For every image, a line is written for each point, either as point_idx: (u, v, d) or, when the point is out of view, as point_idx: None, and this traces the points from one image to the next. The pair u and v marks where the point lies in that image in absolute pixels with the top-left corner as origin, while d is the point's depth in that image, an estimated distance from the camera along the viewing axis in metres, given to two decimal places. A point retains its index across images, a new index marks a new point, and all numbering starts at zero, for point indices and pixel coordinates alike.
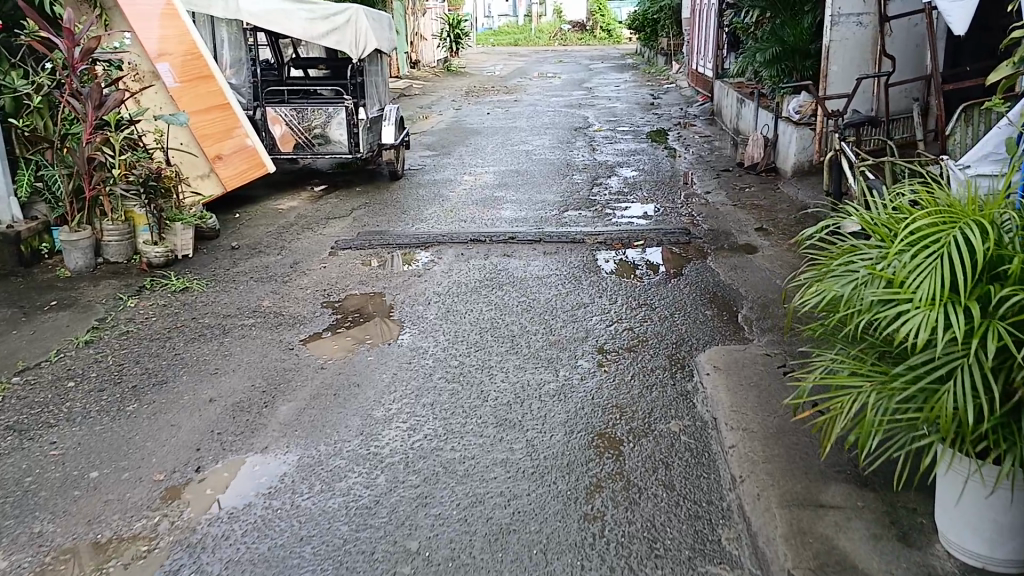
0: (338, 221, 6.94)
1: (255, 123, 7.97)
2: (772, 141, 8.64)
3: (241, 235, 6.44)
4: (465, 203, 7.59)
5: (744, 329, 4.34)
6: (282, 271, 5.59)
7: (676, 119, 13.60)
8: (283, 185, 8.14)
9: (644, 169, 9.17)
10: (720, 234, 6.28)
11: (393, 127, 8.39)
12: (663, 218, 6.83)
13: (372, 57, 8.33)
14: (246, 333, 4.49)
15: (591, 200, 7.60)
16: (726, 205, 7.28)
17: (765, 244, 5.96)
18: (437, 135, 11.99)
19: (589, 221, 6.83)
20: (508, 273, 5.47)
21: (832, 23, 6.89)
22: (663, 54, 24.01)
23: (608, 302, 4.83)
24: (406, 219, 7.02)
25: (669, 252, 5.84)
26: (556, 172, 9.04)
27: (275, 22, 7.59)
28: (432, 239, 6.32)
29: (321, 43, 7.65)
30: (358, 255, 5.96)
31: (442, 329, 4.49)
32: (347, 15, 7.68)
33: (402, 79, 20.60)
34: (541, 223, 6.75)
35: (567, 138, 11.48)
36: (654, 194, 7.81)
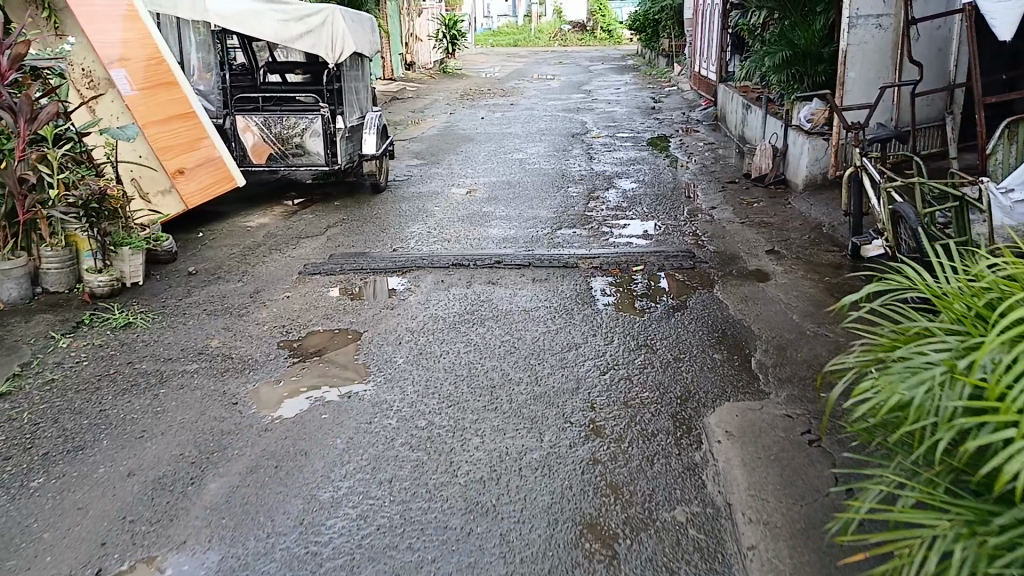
0: (310, 241, 6.37)
1: (225, 132, 7.39)
2: (781, 151, 8.06)
3: (202, 258, 5.87)
4: (450, 220, 7.01)
5: (759, 379, 3.76)
6: (241, 301, 5.02)
7: (677, 124, 13.00)
8: (256, 199, 7.57)
9: (644, 180, 8.59)
10: (727, 257, 5.71)
11: (375, 136, 7.80)
12: (665, 238, 6.25)
13: (351, 62, 7.76)
14: (188, 382, 3.92)
15: (586, 217, 7.02)
16: (733, 222, 6.69)
17: (778, 270, 5.39)
18: (428, 141, 11.41)
19: (584, 241, 6.25)
20: (492, 304, 4.90)
21: (850, 25, 6.30)
22: (664, 56, 23.41)
23: (602, 342, 4.25)
24: (385, 238, 6.45)
25: (671, 279, 5.27)
26: (550, 184, 8.46)
27: (246, 23, 6.95)
28: (411, 263, 5.74)
29: (296, 46, 7.07)
30: (328, 282, 5.39)
31: (411, 377, 3.91)
32: (324, 16, 7.13)
33: (396, 81, 20.02)
34: (532, 244, 6.18)
35: (563, 145, 10.91)
36: (654, 209, 7.24)
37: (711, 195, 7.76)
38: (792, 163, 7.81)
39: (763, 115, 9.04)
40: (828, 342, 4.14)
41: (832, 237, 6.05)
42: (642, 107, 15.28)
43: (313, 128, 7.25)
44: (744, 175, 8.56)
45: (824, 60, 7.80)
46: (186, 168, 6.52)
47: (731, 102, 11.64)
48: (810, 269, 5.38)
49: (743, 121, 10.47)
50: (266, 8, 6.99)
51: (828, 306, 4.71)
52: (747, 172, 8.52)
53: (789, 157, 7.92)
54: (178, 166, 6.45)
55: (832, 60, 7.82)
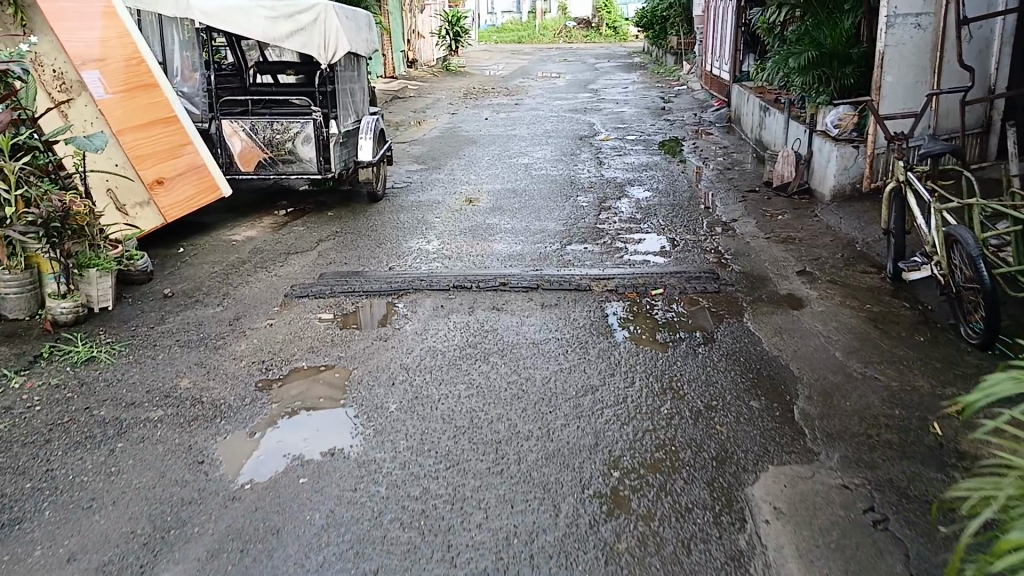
0: (300, 257, 5.89)
1: (210, 138, 6.89)
2: (805, 158, 7.55)
3: (181, 278, 5.39)
4: (452, 233, 6.53)
5: (804, 436, 3.28)
6: (220, 331, 4.54)
7: (689, 126, 12.48)
8: (244, 209, 7.08)
9: (658, 188, 8.09)
10: (755, 279, 5.21)
11: (371, 141, 7.31)
12: (685, 256, 5.76)
13: (346, 62, 7.27)
14: (150, 434, 3.43)
15: (598, 230, 6.52)
16: (757, 237, 6.19)
17: (812, 296, 4.89)
18: (429, 144, 10.91)
19: (597, 259, 5.75)
20: (497, 335, 4.41)
21: (887, 25, 5.78)
22: (672, 54, 22.88)
23: (622, 384, 3.76)
24: (382, 254, 5.97)
25: (695, 305, 4.77)
26: (558, 192, 7.97)
27: (232, 21, 6.42)
28: (409, 284, 5.25)
29: (286, 45, 6.55)
30: (316, 306, 4.90)
31: (405, 426, 3.41)
32: (315, 13, 6.61)
33: (398, 79, 19.49)
34: (540, 262, 5.69)
35: (571, 149, 10.40)
36: (671, 221, 6.73)
37: (731, 205, 7.25)
38: (818, 172, 7.31)
39: (784, 119, 8.54)
40: (878, 388, 3.66)
41: (867, 257, 5.55)
42: (652, 107, 14.76)
43: (304, 133, 6.75)
44: (764, 183, 8.05)
45: (853, 61, 7.30)
46: (166, 178, 6.05)
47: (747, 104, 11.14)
48: (847, 294, 4.89)
49: (761, 124, 9.99)
50: (253, 4, 6.47)
51: (872, 340, 4.22)
52: (768, 180, 8.01)
53: (814, 165, 7.42)
54: (157, 176, 5.98)
55: (860, 62, 7.33)
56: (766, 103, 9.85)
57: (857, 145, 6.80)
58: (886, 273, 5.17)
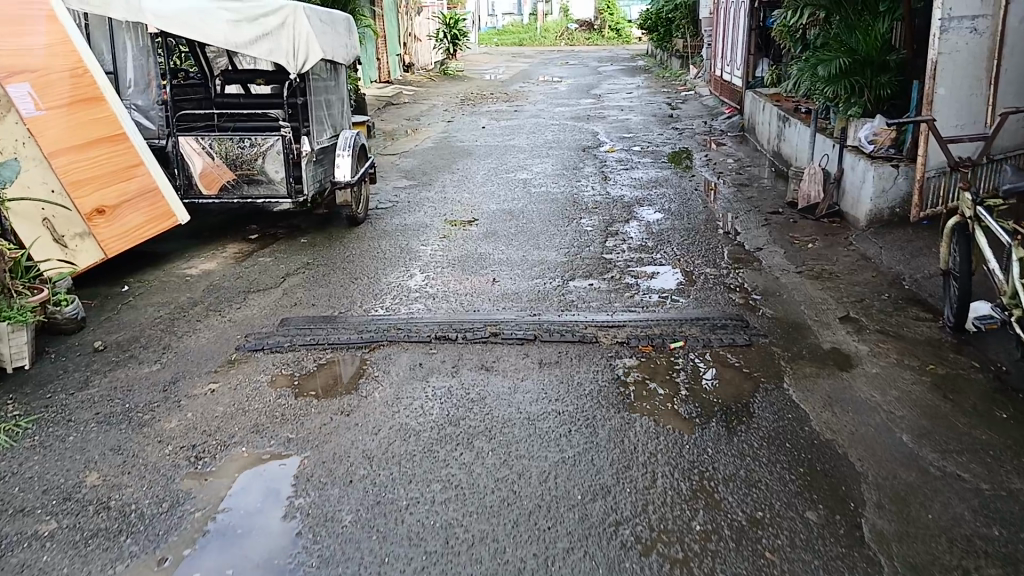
0: (261, 296, 5.11)
1: (167, 157, 6.11)
2: (835, 177, 6.77)
3: (120, 325, 4.63)
4: (439, 264, 5.74)
5: (881, 570, 2.50)
6: (151, 401, 3.77)
7: (700, 135, 11.68)
8: (207, 237, 6.30)
9: (670, 208, 7.30)
10: (791, 328, 4.42)
11: (349, 158, 6.55)
12: (706, 295, 4.98)
13: (322, 71, 6.51)
14: (34, 559, 2.66)
15: (605, 260, 5.73)
16: (787, 272, 5.41)
17: (861, 354, 4.12)
18: (420, 157, 10.12)
19: (604, 298, 4.96)
20: (484, 404, 3.61)
21: (941, 30, 5.00)
22: (678, 57, 22.06)
23: (640, 483, 2.98)
24: (355, 292, 5.17)
25: (723, 364, 3.98)
26: (559, 214, 7.17)
27: (188, 25, 5.63)
28: (383, 331, 4.44)
29: (250, 52, 5.75)
30: (271, 363, 4.11)
31: (362, 550, 2.63)
32: (283, 17, 5.81)
33: (393, 84, 18.71)
34: (538, 303, 4.89)
35: (573, 162, 9.62)
36: (688, 251, 5.95)
37: (753, 231, 6.47)
38: (850, 193, 6.54)
39: (808, 133, 7.77)
40: (965, 494, 2.89)
41: (919, 299, 4.77)
42: (660, 115, 13.95)
43: (272, 152, 5.99)
44: (788, 204, 7.27)
45: (890, 70, 6.54)
46: (109, 206, 5.27)
47: (763, 112, 10.38)
48: (904, 351, 4.11)
49: (780, 136, 9.22)
50: (213, 6, 5.67)
51: (944, 418, 3.45)
52: (792, 200, 7.23)
53: (846, 185, 6.64)
54: (97, 205, 5.20)
55: (899, 70, 6.57)
56: (787, 113, 9.08)
57: (898, 164, 6.03)
58: (945, 322, 4.40)
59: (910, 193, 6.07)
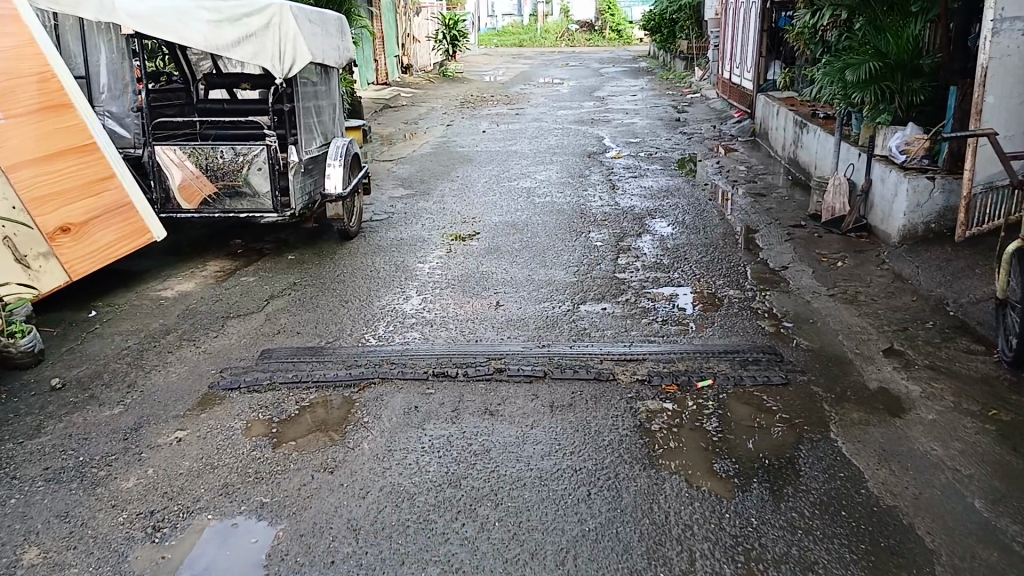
0: (242, 322, 4.65)
1: (143, 167, 5.64)
2: (863, 189, 6.33)
3: (83, 359, 4.16)
4: (437, 284, 5.28)
5: None
6: (109, 452, 3.30)
7: (709, 141, 11.22)
8: (187, 254, 5.84)
9: (685, 220, 6.84)
10: (831, 364, 3.96)
11: (341, 168, 6.08)
12: (732, 322, 4.52)
13: (314, 75, 6.06)
14: None
15: (619, 280, 5.27)
16: (818, 295, 4.95)
17: (912, 395, 3.66)
18: (418, 164, 9.65)
19: (620, 326, 4.49)
20: (489, 457, 3.15)
21: (993, 31, 4.56)
22: (682, 58, 21.59)
23: (675, 567, 2.51)
24: (344, 316, 4.71)
25: (758, 408, 3.52)
26: (566, 227, 6.71)
27: (165, 26, 5.17)
28: (375, 366, 3.97)
29: (231, 55, 5.30)
30: (248, 404, 3.65)
31: None
32: (268, 16, 5.34)
33: (390, 86, 18.24)
34: (547, 331, 4.42)
35: (579, 169, 9.15)
36: (708, 269, 5.49)
37: (776, 247, 6.02)
38: (880, 207, 6.11)
39: (831, 141, 7.33)
40: None
41: (969, 330, 4.32)
42: (667, 118, 13.49)
43: (257, 164, 5.53)
44: (810, 216, 6.82)
45: (923, 75, 6.12)
46: (76, 224, 4.78)
47: (777, 117, 9.97)
48: (960, 392, 3.66)
49: (797, 143, 8.80)
50: (193, 5, 5.22)
51: (1019, 479, 2.99)
52: (815, 213, 6.78)
53: (875, 198, 6.20)
54: (62, 222, 4.71)
55: (932, 76, 6.15)
56: (804, 118, 8.67)
57: (934, 177, 5.59)
58: (1001, 356, 3.95)
59: (947, 207, 5.62)
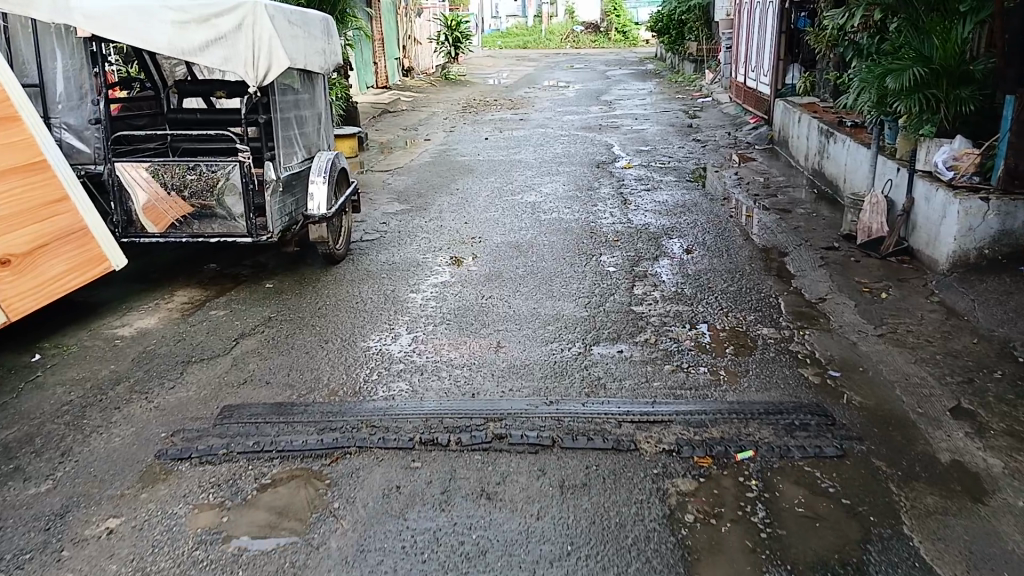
0: (205, 368, 4.05)
1: (103, 186, 5.04)
2: (905, 208, 5.72)
3: (13, 418, 3.55)
4: (431, 319, 4.67)
5: None
6: (24, 549, 2.70)
7: (724, 148, 10.58)
8: (153, 283, 5.24)
9: (706, 241, 6.22)
10: (890, 430, 3.35)
11: (325, 185, 5.45)
12: (769, 370, 3.90)
13: (298, 81, 5.47)
14: None
15: (636, 314, 4.65)
16: (864, 337, 4.34)
17: (992, 473, 3.05)
18: (415, 175, 9.04)
19: (640, 374, 3.87)
20: (486, 563, 2.53)
21: None
22: (691, 61, 20.93)
23: None
24: (322, 359, 4.10)
25: (811, 491, 2.91)
26: (575, 248, 6.09)
27: (125, 26, 4.58)
28: (352, 430, 3.33)
29: (197, 60, 4.68)
30: (199, 482, 3.05)
31: None
32: (240, 16, 4.69)
33: (390, 89, 17.62)
34: (555, 381, 3.80)
35: (588, 181, 8.53)
36: (736, 302, 4.88)
37: (809, 273, 5.40)
38: (925, 230, 5.50)
39: (865, 153, 6.71)
40: None
41: None
42: (678, 124, 12.87)
43: (229, 184, 4.94)
44: (843, 238, 6.21)
45: (973, 82, 5.53)
46: (21, 254, 3.97)
47: (798, 125, 9.35)
48: None
49: (822, 153, 8.19)
50: (156, 3, 4.60)
51: None
52: (849, 234, 6.16)
53: (919, 219, 5.59)
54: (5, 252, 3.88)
55: (983, 82, 5.56)
56: (830, 127, 8.06)
57: (989, 198, 4.98)
58: None
59: (1002, 233, 5.01)
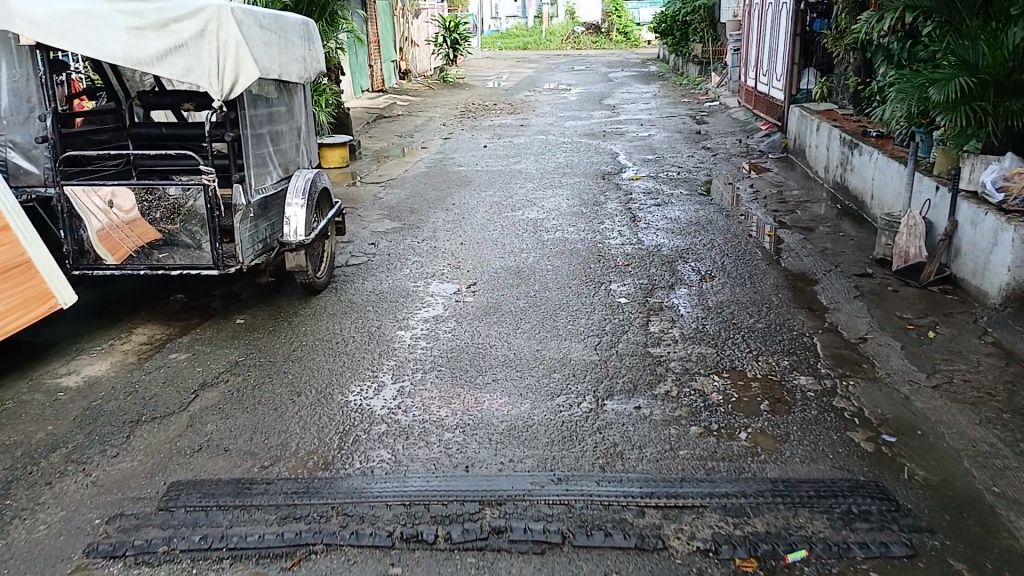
0: (156, 430, 3.49)
1: (52, 212, 4.48)
2: (947, 233, 5.17)
3: None
4: (420, 362, 4.12)
5: None
6: None
7: (736, 158, 10.03)
8: (111, 319, 4.68)
9: (725, 265, 5.66)
10: (967, 519, 2.80)
11: (304, 209, 4.87)
12: (812, 436, 3.34)
13: (275, 92, 4.91)
14: None
15: (653, 358, 4.09)
16: (917, 390, 3.78)
17: None
18: (408, 187, 8.49)
19: (662, 438, 3.32)
20: None
21: None
22: (696, 63, 20.37)
23: None
24: (292, 417, 3.54)
25: None
26: (582, 275, 5.53)
27: (74, 33, 4.06)
28: (320, 521, 2.77)
29: (155, 71, 4.13)
30: None
31: None
32: (203, 21, 4.12)
33: (386, 93, 17.06)
34: (563, 448, 3.25)
35: (593, 195, 7.98)
36: (766, 342, 4.32)
37: (844, 307, 4.84)
38: (970, 257, 4.95)
39: (898, 171, 6.16)
40: None
41: None
42: (686, 130, 12.32)
43: (193, 211, 4.39)
44: (875, 263, 5.65)
45: None
46: None
47: (816, 133, 8.80)
48: None
49: (845, 166, 7.63)
50: (109, 7, 4.06)
51: None
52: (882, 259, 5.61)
53: (964, 246, 5.03)
54: None
55: None
56: (854, 137, 7.50)
57: None
58: None
59: None
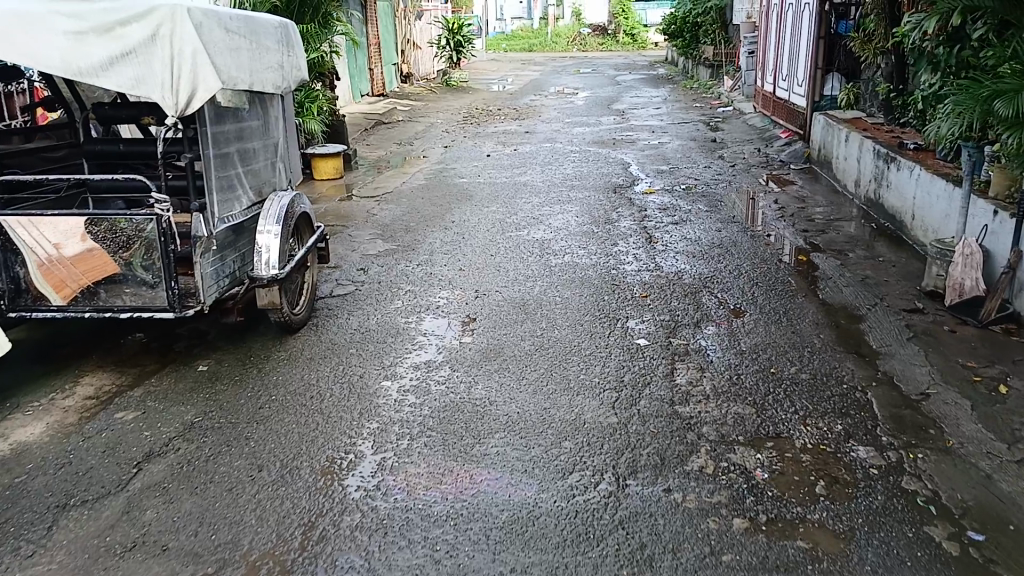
0: (84, 520, 2.88)
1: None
2: (1012, 264, 4.53)
3: None
4: (407, 422, 3.51)
5: None
6: None
7: (756, 168, 9.41)
8: (56, 366, 4.08)
9: (756, 298, 5.05)
10: None
11: (279, 237, 4.23)
12: (884, 535, 2.72)
13: (246, 104, 4.29)
14: None
15: (681, 421, 3.47)
16: (1000, 466, 3.16)
17: None
18: (405, 202, 7.89)
19: (698, 536, 2.70)
20: None
21: None
22: (707, 66, 19.76)
23: None
24: (247, 503, 2.92)
25: None
26: (595, 308, 4.92)
27: (5, 38, 3.47)
28: None
29: (99, 82, 3.51)
30: None
31: None
32: (154, 24, 3.52)
33: (386, 97, 16.49)
34: (578, 548, 2.63)
35: (604, 212, 7.37)
36: (813, 398, 3.69)
37: (896, 351, 4.21)
38: None
39: (948, 192, 5.52)
40: None
41: None
42: (701, 138, 11.71)
43: (145, 245, 3.76)
44: (924, 296, 5.02)
45: None
46: None
47: (844, 144, 8.17)
48: None
49: (880, 180, 7.00)
50: (45, 7, 3.47)
51: None
52: (932, 292, 4.98)
53: None
54: None
55: None
56: (890, 150, 6.87)
57: None
58: None
59: None
